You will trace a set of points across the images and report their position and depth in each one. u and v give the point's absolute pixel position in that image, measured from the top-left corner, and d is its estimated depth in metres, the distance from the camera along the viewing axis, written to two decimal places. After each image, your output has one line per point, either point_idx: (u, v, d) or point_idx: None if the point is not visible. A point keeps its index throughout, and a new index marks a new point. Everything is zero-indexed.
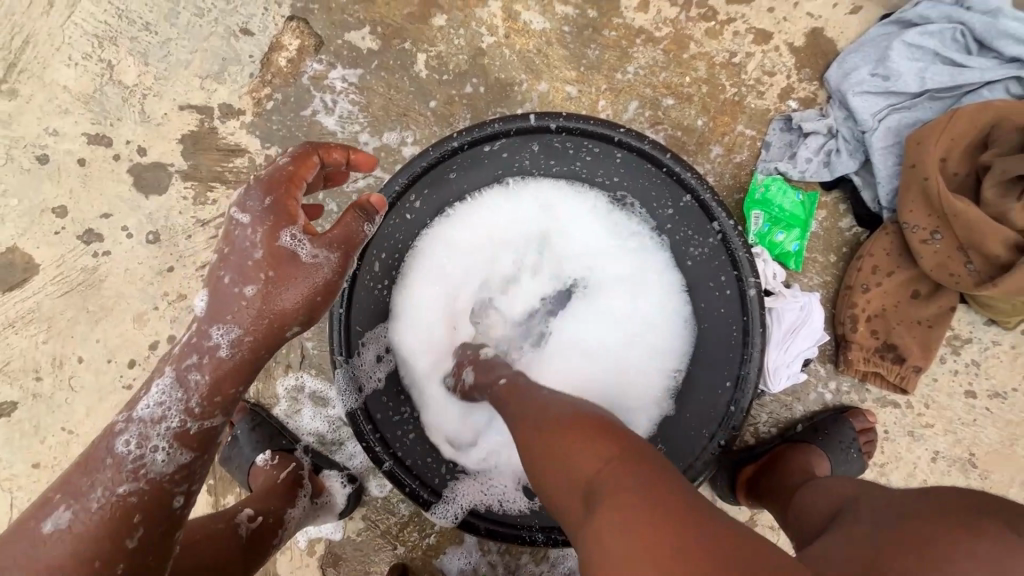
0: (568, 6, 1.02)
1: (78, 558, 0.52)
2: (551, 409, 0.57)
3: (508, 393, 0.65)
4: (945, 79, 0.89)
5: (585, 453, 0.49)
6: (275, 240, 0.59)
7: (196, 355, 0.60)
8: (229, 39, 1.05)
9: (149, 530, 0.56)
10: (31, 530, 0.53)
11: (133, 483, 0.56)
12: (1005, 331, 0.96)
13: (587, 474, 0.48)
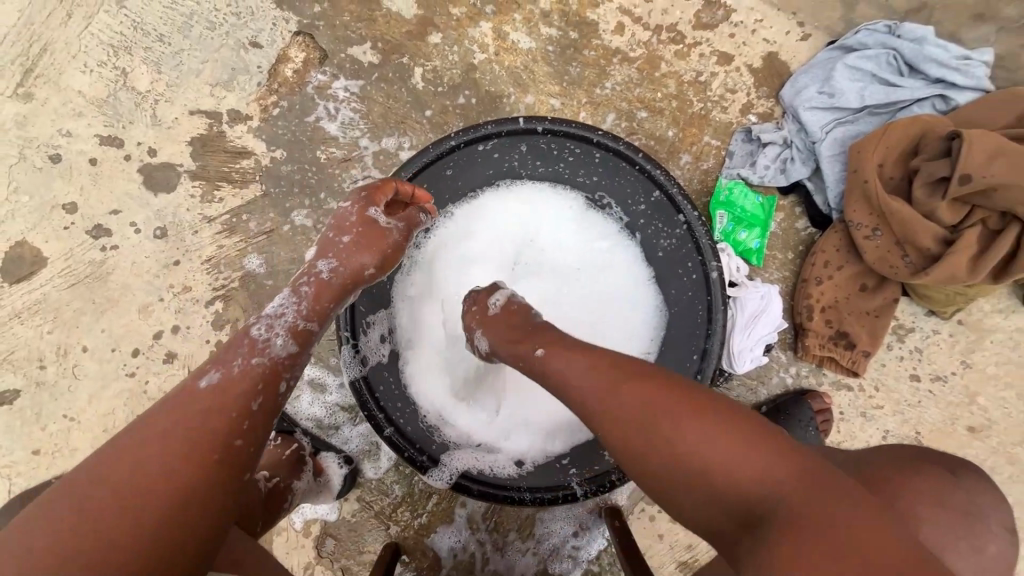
0: (552, 28, 1.13)
1: (213, 410, 0.55)
2: (643, 390, 0.55)
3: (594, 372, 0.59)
4: (881, 97, 1.01)
5: (717, 444, 0.49)
6: (366, 212, 0.75)
7: (305, 281, 0.72)
8: (239, 51, 1.13)
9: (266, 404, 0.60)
10: (181, 385, 0.57)
11: (262, 360, 0.62)
12: (943, 321, 1.07)
13: (724, 463, 0.49)
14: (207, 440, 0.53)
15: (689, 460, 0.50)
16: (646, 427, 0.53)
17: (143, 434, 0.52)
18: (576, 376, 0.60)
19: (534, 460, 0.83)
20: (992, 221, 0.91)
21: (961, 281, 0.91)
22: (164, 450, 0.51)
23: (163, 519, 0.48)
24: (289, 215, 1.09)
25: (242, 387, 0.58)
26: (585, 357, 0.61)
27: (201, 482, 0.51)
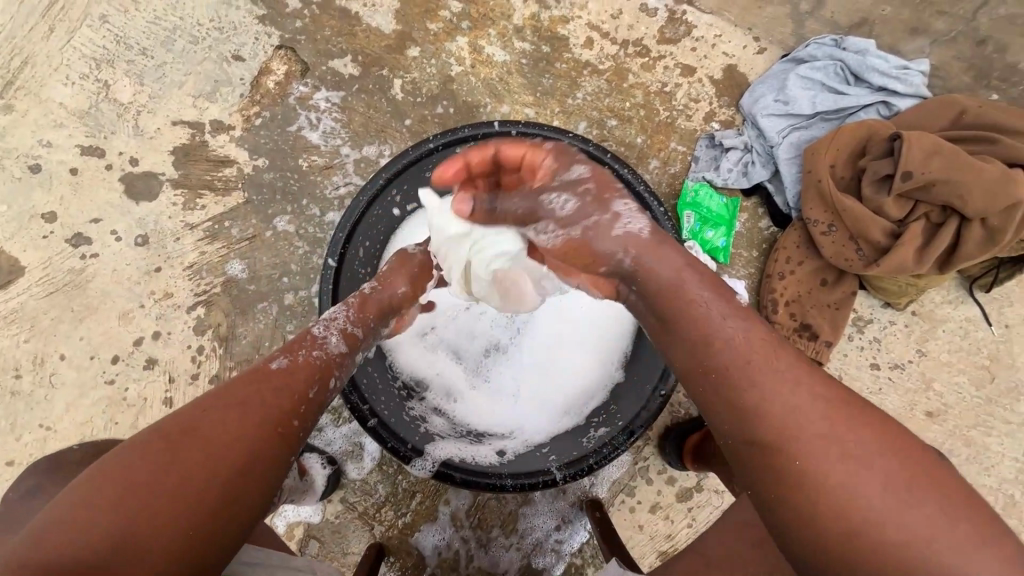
0: (525, 42, 1.19)
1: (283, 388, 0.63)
2: (835, 408, 0.54)
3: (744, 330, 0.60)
4: (831, 104, 1.09)
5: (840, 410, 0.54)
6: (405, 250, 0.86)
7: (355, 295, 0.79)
8: (221, 64, 1.16)
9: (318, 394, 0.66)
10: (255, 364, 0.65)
11: (318, 352, 0.69)
12: (898, 312, 1.14)
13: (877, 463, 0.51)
14: (266, 416, 0.60)
15: (907, 519, 0.49)
16: (864, 469, 0.51)
17: (217, 401, 0.59)
18: (782, 384, 0.55)
19: (515, 450, 0.87)
20: (934, 215, 0.99)
21: (909, 271, 0.98)
22: (232, 419, 0.58)
23: (221, 483, 0.55)
24: (271, 220, 1.12)
25: (300, 373, 0.65)
26: (798, 365, 0.57)
27: (256, 454, 0.58)
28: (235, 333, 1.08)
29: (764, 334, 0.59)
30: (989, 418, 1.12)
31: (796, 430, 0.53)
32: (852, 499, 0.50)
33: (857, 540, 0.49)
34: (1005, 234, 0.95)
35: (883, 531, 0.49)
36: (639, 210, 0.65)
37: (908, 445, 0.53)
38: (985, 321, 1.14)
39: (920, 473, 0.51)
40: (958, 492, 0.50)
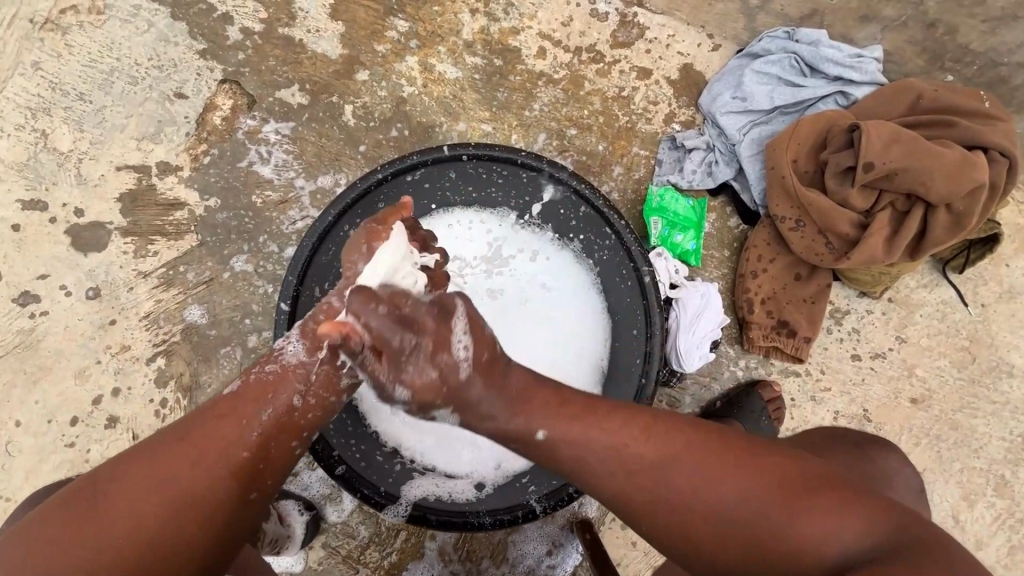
0: (476, 57, 1.16)
1: (227, 415, 0.59)
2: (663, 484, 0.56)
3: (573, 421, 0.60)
4: (788, 97, 1.08)
5: (673, 482, 0.56)
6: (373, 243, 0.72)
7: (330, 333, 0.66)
8: (164, 103, 1.12)
9: (275, 422, 0.61)
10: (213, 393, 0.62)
11: (275, 368, 0.63)
12: (875, 300, 1.12)
13: (712, 520, 0.54)
14: (209, 456, 0.56)
15: (742, 531, 0.53)
16: (694, 510, 0.55)
17: (161, 442, 0.57)
18: (602, 471, 0.58)
19: (494, 481, 0.84)
20: (899, 203, 0.98)
21: (880, 261, 0.98)
22: (171, 462, 0.55)
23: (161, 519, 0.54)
24: (227, 261, 1.08)
25: (255, 403, 0.60)
26: (604, 442, 0.59)
27: (199, 499, 0.55)
28: (199, 382, 1.04)
29: (567, 426, 0.60)
30: (974, 399, 1.12)
31: (631, 497, 0.57)
32: (693, 536, 0.55)
33: (721, 564, 0.54)
34: (970, 218, 0.95)
35: (724, 549, 0.54)
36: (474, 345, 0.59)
37: (720, 459, 0.56)
38: (961, 302, 1.13)
39: (734, 480, 0.54)
40: (773, 478, 0.54)
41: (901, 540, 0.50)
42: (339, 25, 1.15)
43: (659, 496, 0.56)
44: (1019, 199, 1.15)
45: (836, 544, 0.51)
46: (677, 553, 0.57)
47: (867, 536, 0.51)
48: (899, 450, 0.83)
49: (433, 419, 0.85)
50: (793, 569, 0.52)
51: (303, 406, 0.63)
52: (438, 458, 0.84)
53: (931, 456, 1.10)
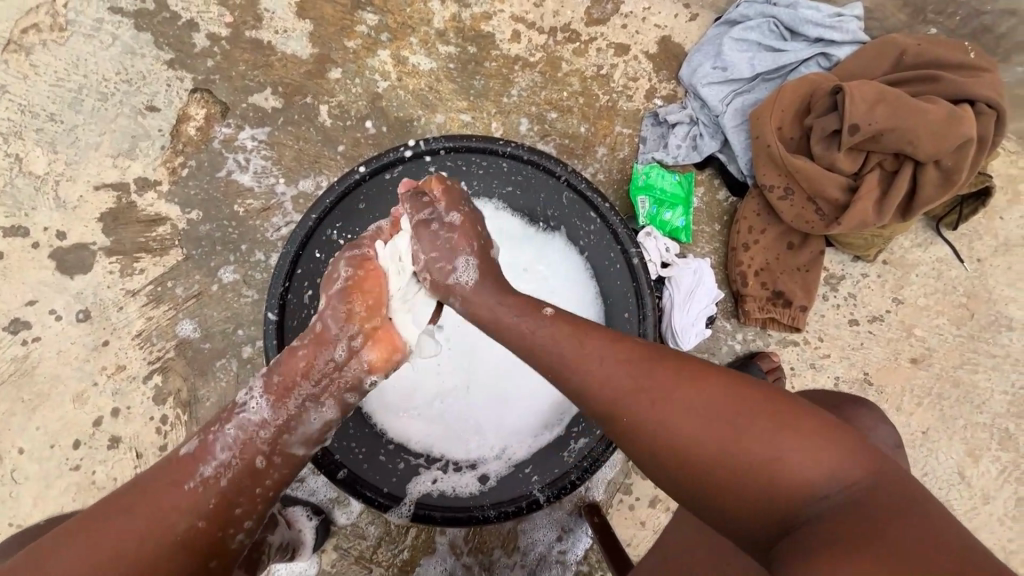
0: (450, 46, 1.14)
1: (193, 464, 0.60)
2: (655, 381, 0.56)
3: (569, 327, 0.62)
4: (770, 63, 1.07)
5: (665, 381, 0.55)
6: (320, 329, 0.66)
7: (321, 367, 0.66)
8: (136, 118, 1.10)
9: (235, 484, 0.61)
10: (170, 450, 0.62)
11: (236, 429, 0.63)
12: (869, 263, 1.11)
13: (696, 420, 0.52)
14: (161, 527, 0.56)
15: (723, 436, 0.51)
16: (680, 415, 0.53)
17: (106, 513, 0.56)
18: (594, 362, 0.58)
19: (497, 473, 0.86)
20: (887, 163, 0.97)
21: (871, 225, 0.97)
22: (133, 523, 0.55)
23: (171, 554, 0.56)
24: (214, 272, 1.07)
25: (213, 470, 0.60)
26: (606, 345, 0.60)
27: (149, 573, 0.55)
28: (196, 397, 1.04)
29: (573, 330, 0.62)
30: (975, 355, 1.11)
31: (616, 398, 0.56)
32: (679, 445, 0.53)
33: (692, 469, 0.52)
34: (960, 172, 0.93)
35: (709, 462, 0.51)
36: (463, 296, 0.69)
37: (721, 376, 0.55)
38: (957, 259, 1.12)
39: (727, 387, 0.54)
40: (767, 394, 0.53)
41: (887, 482, 0.48)
42: (307, 23, 1.13)
43: (646, 392, 0.55)
44: (1010, 149, 1.13)
45: (821, 477, 0.49)
46: (651, 459, 0.55)
47: (853, 470, 0.49)
48: (877, 409, 0.80)
49: (437, 414, 0.89)
50: (774, 497, 0.49)
51: (267, 466, 0.63)
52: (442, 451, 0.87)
53: (934, 415, 1.10)
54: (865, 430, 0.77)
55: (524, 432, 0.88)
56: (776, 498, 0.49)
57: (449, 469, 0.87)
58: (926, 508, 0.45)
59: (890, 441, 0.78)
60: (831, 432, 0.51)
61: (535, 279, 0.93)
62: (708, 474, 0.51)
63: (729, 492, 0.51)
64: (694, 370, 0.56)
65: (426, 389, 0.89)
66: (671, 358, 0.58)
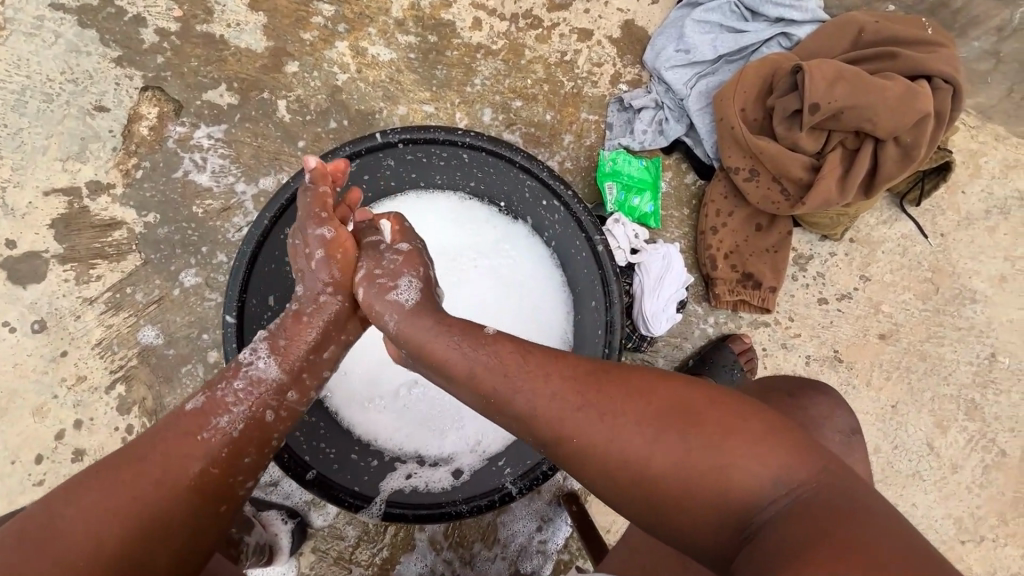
0: (410, 35, 1.11)
1: (199, 412, 0.60)
2: (600, 399, 0.54)
3: (511, 348, 0.60)
4: (732, 45, 1.06)
5: (609, 400, 0.54)
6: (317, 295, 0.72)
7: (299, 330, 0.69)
8: (84, 119, 1.06)
9: (246, 437, 0.61)
10: (172, 407, 0.61)
11: (244, 384, 0.63)
12: (837, 242, 1.13)
13: (642, 438, 0.51)
14: (175, 472, 0.55)
15: (671, 453, 0.50)
16: (625, 434, 0.52)
17: (116, 462, 0.54)
18: (540, 383, 0.57)
19: (470, 467, 0.86)
20: (848, 141, 0.97)
21: (836, 204, 0.97)
22: (152, 467, 0.55)
23: (191, 492, 0.56)
24: (175, 276, 1.04)
25: (227, 421, 0.60)
26: (552, 363, 0.58)
27: (165, 518, 0.53)
28: (162, 405, 1.01)
29: (512, 353, 0.60)
30: (941, 329, 1.13)
31: (562, 421, 0.54)
32: (628, 461, 0.51)
33: (643, 487, 0.51)
34: (920, 148, 0.94)
35: (659, 478, 0.50)
36: (419, 289, 0.71)
37: (666, 388, 0.54)
38: (922, 235, 1.14)
39: (671, 399, 0.53)
40: (710, 401, 0.52)
41: (833, 480, 0.48)
42: (260, 15, 1.09)
43: (594, 409, 0.54)
44: (971, 124, 1.16)
45: (768, 480, 0.48)
46: (604, 481, 0.53)
47: (800, 471, 0.49)
48: (841, 399, 0.80)
49: (398, 412, 0.90)
50: (727, 505, 0.49)
51: (275, 420, 0.65)
52: (410, 447, 0.89)
53: (902, 389, 1.12)
54: (819, 418, 0.78)
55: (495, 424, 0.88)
56: (725, 506, 0.49)
57: (419, 466, 0.87)
58: (868, 503, 0.45)
59: (849, 426, 0.79)
60: (775, 433, 0.50)
61: (502, 260, 0.95)
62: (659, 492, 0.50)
63: (680, 507, 0.50)
64: (638, 385, 0.55)
65: (394, 378, 0.91)
66: (615, 373, 0.56)
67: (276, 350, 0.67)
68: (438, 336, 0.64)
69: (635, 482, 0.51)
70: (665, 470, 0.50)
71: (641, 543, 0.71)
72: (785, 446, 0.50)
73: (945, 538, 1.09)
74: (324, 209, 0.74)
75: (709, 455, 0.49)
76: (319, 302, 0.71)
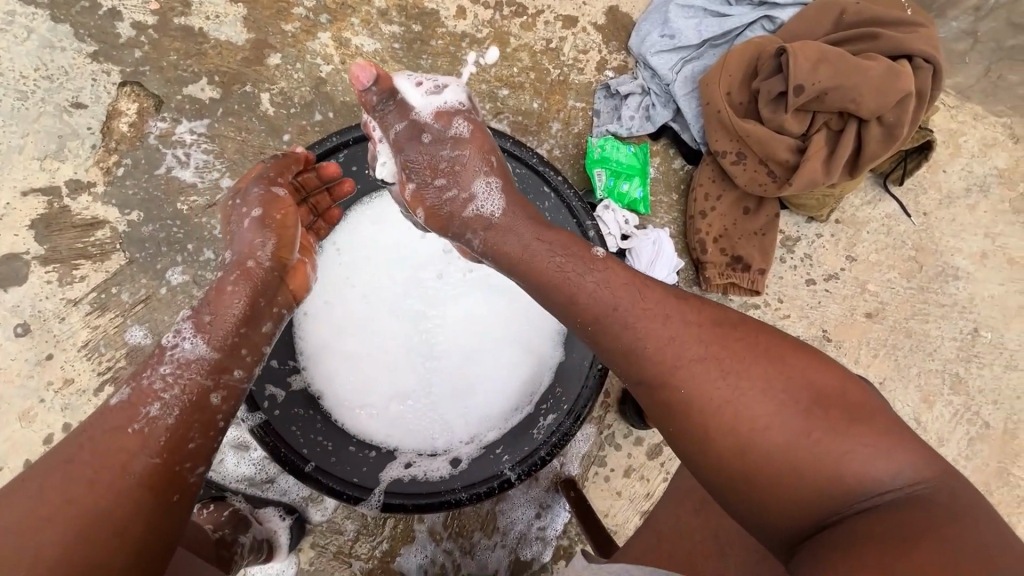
0: (393, 25, 1.10)
1: (130, 404, 0.59)
2: (720, 349, 0.56)
3: (626, 281, 0.62)
4: (717, 29, 1.07)
5: (731, 355, 0.55)
6: (246, 265, 0.70)
7: (235, 301, 0.67)
8: (61, 116, 1.03)
9: (185, 421, 0.60)
10: (98, 406, 0.59)
11: (171, 369, 0.62)
12: (823, 223, 1.14)
13: (758, 397, 0.53)
14: (112, 469, 0.54)
15: (789, 417, 0.51)
16: (739, 388, 0.53)
17: (46, 468, 0.53)
18: (658, 323, 0.58)
19: (468, 456, 0.85)
20: (833, 122, 0.98)
21: (821, 183, 0.99)
22: (87, 465, 0.54)
23: (134, 486, 0.55)
24: (161, 274, 1.02)
25: (159, 409, 0.59)
26: (674, 306, 0.59)
27: (106, 513, 0.52)
28: None
29: (631, 288, 0.61)
30: (925, 306, 1.15)
31: (674, 362, 0.57)
32: (738, 420, 0.53)
33: (746, 448, 0.52)
34: (902, 127, 0.96)
35: (767, 443, 0.51)
36: (501, 193, 0.74)
37: (793, 357, 0.55)
38: (905, 214, 1.16)
39: (796, 368, 0.54)
40: (834, 380, 0.53)
41: (952, 489, 0.47)
42: (240, 7, 1.07)
43: (714, 361, 0.55)
44: (950, 103, 1.17)
45: (886, 472, 0.48)
46: (700, 434, 0.54)
47: (919, 471, 0.48)
48: None
49: (395, 408, 0.87)
50: (833, 487, 0.49)
51: (220, 402, 0.64)
52: (409, 441, 0.86)
53: (890, 365, 1.14)
54: None
55: (493, 417, 0.87)
56: (831, 488, 0.49)
57: (418, 459, 0.85)
58: (983, 518, 0.45)
59: None
60: (897, 428, 0.50)
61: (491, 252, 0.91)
62: (762, 453, 0.51)
63: (778, 477, 0.50)
64: (763, 344, 0.56)
65: (387, 374, 0.87)
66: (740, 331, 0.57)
67: (201, 328, 0.65)
68: (542, 249, 0.67)
69: (738, 439, 0.52)
70: (775, 436, 0.51)
71: (670, 533, 0.70)
72: (908, 443, 0.49)
73: None
74: (281, 174, 0.78)
75: (828, 429, 0.50)
76: (244, 269, 0.69)
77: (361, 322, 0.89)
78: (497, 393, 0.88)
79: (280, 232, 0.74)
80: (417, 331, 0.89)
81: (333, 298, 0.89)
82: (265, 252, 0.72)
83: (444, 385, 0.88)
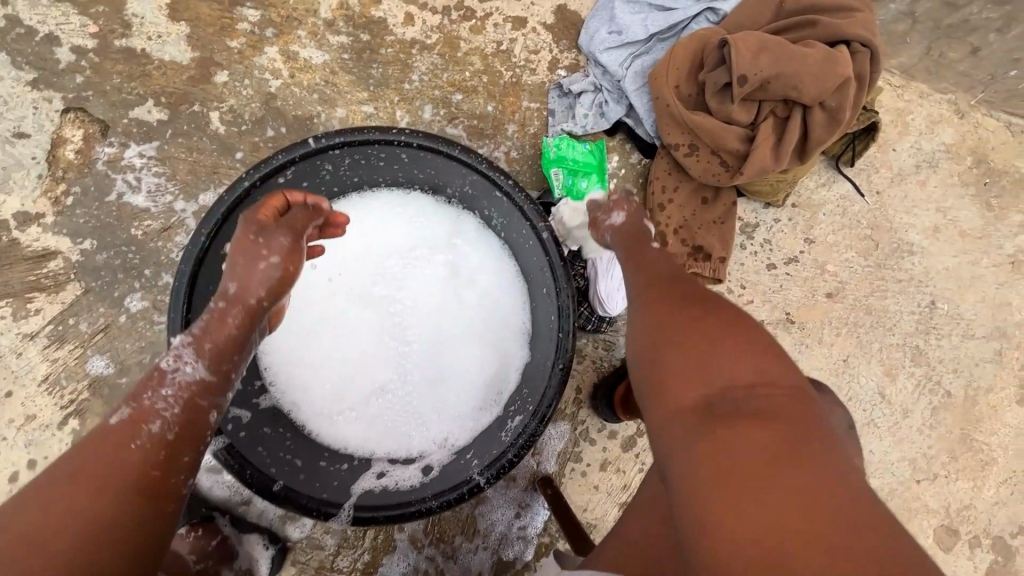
0: (341, 36, 1.09)
1: (132, 419, 0.59)
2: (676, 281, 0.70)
3: (643, 246, 0.80)
4: (662, 23, 1.08)
5: (680, 286, 0.69)
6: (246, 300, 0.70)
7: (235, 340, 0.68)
8: (4, 147, 1.01)
9: (186, 438, 0.61)
10: (96, 424, 0.59)
11: (172, 390, 0.62)
12: (780, 208, 1.16)
13: (683, 305, 0.64)
14: (116, 479, 0.54)
15: (701, 318, 0.61)
16: (673, 298, 0.66)
17: (49, 481, 0.53)
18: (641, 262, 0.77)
19: (440, 462, 0.87)
20: (779, 110, 1.00)
21: (772, 171, 1.00)
22: (92, 476, 0.54)
23: (140, 495, 0.55)
24: (119, 301, 1.01)
25: (160, 425, 0.59)
26: (663, 261, 0.76)
27: (115, 519, 0.52)
28: None
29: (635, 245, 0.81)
30: (883, 282, 1.18)
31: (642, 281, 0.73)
32: (661, 314, 0.65)
33: (660, 330, 0.63)
34: (844, 112, 0.98)
35: (676, 330, 0.62)
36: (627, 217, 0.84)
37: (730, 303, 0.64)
38: (858, 194, 1.19)
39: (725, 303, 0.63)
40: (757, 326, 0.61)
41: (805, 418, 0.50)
42: (182, 25, 1.06)
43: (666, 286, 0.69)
44: (895, 84, 1.21)
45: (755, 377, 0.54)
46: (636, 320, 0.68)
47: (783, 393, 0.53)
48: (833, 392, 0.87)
49: (373, 407, 0.91)
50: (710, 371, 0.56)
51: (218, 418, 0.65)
52: (381, 443, 0.89)
53: (852, 343, 1.17)
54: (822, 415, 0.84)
55: (464, 418, 0.90)
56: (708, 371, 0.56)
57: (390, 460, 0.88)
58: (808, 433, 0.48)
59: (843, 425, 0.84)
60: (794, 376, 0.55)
61: (453, 253, 0.95)
62: (670, 335, 0.62)
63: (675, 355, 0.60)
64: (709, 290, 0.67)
65: (361, 381, 0.91)
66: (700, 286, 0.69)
67: (201, 353, 0.65)
68: (622, 240, 0.83)
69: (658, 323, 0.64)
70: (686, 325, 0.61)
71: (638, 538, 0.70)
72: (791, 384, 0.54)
73: (902, 479, 1.15)
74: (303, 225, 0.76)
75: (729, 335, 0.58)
76: (245, 306, 0.70)
77: (334, 324, 0.92)
78: (468, 386, 0.92)
79: (279, 282, 0.73)
80: (385, 335, 0.93)
81: (302, 310, 0.91)
82: (266, 294, 0.72)
83: (416, 386, 0.92)
